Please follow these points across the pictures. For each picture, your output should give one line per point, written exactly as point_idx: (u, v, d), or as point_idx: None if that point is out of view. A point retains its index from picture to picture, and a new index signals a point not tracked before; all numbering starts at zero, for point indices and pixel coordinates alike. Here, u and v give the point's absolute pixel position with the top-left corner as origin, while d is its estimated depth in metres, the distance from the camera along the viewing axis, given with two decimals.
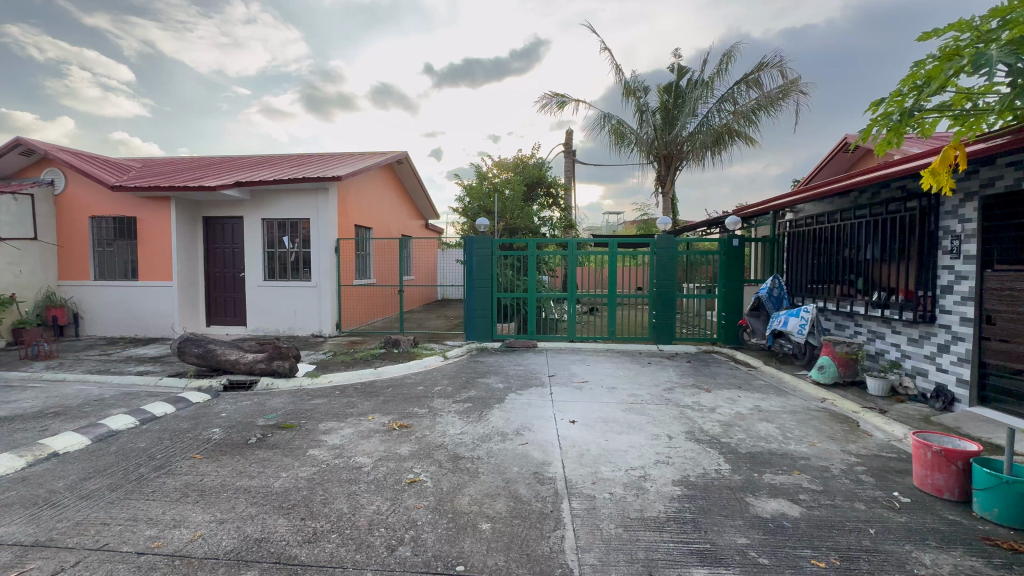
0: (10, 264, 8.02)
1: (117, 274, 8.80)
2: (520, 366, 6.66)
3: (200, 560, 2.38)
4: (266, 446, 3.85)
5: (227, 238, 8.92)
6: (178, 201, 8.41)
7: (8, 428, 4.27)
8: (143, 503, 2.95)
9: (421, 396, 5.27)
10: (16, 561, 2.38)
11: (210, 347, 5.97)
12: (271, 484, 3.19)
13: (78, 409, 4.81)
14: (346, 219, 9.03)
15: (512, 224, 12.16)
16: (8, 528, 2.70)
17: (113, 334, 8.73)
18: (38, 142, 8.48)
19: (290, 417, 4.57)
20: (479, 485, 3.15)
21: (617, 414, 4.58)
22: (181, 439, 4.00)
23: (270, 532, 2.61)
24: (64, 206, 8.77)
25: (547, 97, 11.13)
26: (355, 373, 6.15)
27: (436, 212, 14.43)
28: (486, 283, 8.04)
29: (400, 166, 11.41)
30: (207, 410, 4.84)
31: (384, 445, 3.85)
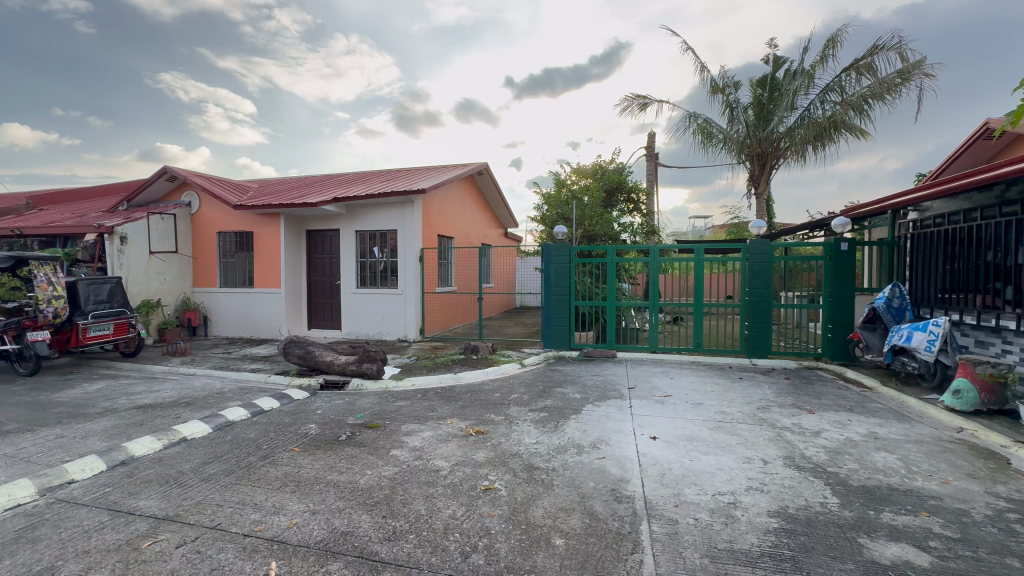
0: (157, 274, 9.46)
1: (237, 282, 10.01)
2: (598, 376, 6.49)
3: (294, 546, 2.58)
4: (354, 444, 4.11)
5: (326, 249, 9.76)
6: (286, 217, 9.37)
7: (151, 414, 5.00)
8: (250, 489, 3.27)
9: (498, 403, 5.32)
10: (151, 531, 2.75)
11: (310, 349, 6.54)
12: (357, 480, 3.38)
13: (204, 400, 5.51)
14: (429, 229, 9.47)
15: (591, 231, 11.97)
16: (146, 501, 3.13)
17: (233, 334, 9.91)
18: (180, 169, 9.94)
19: (376, 417, 4.84)
20: (553, 498, 3.08)
21: (703, 432, 4.27)
22: (283, 432, 4.41)
23: (355, 527, 2.76)
24: (198, 224, 10.17)
25: (628, 100, 10.85)
26: (436, 377, 6.38)
27: (515, 221, 14.64)
28: (564, 291, 7.96)
29: (481, 177, 11.75)
30: (305, 407, 5.29)
31: (461, 450, 3.93)
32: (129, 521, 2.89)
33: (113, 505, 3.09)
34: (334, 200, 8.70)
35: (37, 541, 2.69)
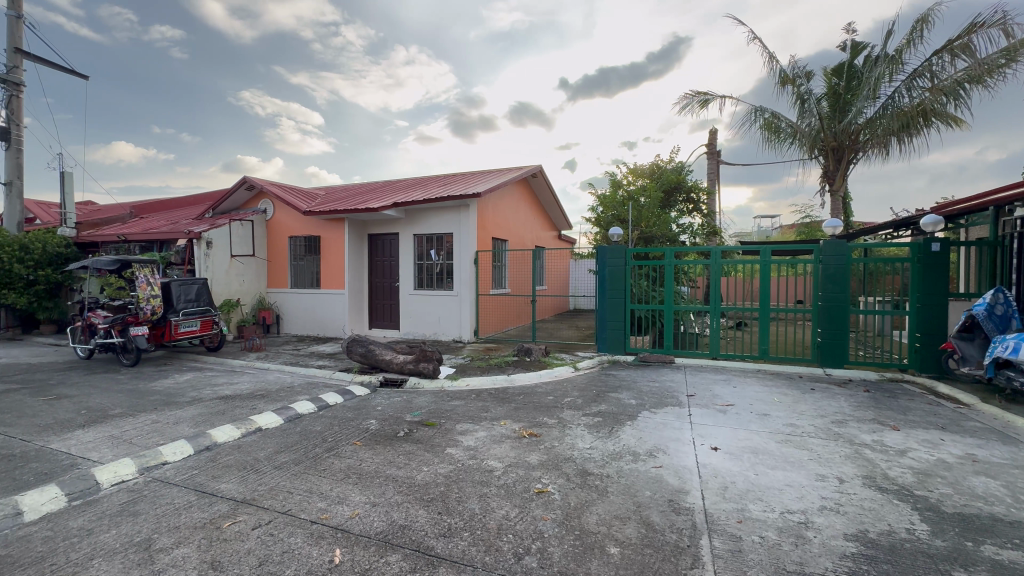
0: (237, 275, 10.29)
1: (305, 283, 10.67)
2: (655, 382, 6.29)
3: (356, 536, 2.71)
4: (411, 440, 4.25)
5: (386, 252, 10.18)
6: (350, 222, 9.87)
7: (232, 404, 5.45)
8: (316, 478, 3.48)
9: (551, 405, 5.31)
10: (231, 513, 2.99)
11: (371, 348, 6.84)
12: (414, 476, 3.50)
13: (276, 393, 5.93)
14: (484, 232, 9.62)
15: (647, 233, 11.64)
16: (226, 484, 3.41)
17: (302, 332, 10.57)
18: (257, 179, 10.77)
19: (432, 416, 4.99)
20: (608, 505, 3.03)
21: (769, 445, 4.02)
22: (346, 426, 4.64)
23: (412, 521, 2.85)
24: (272, 229, 10.95)
25: (688, 97, 10.46)
26: (490, 378, 6.46)
27: (569, 223, 14.54)
28: (620, 294, 7.78)
29: (535, 180, 11.78)
30: (366, 403, 5.54)
31: (515, 451, 3.95)
32: (212, 501, 3.16)
33: (199, 486, 3.39)
34: (394, 205, 9.06)
35: (138, 514, 3.01)
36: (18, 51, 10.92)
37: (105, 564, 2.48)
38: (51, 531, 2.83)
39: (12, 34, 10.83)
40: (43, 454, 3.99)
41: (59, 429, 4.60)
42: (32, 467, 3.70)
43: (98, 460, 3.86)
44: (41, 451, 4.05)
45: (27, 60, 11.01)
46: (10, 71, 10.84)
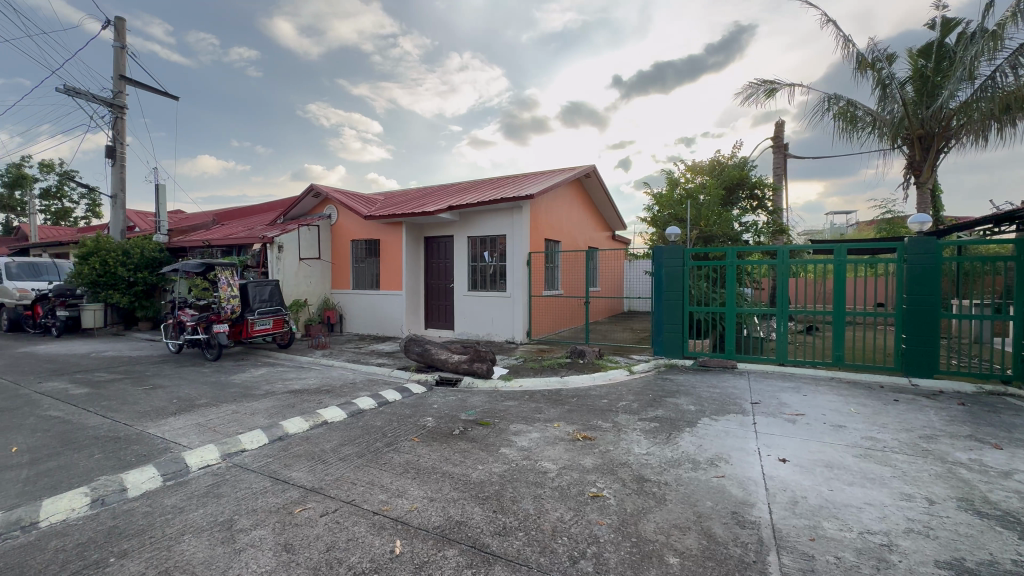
0: (305, 277, 10.97)
1: (366, 284, 11.18)
2: (715, 387, 6.01)
3: (415, 528, 2.81)
4: (466, 438, 4.34)
5: (442, 255, 10.46)
6: (407, 225, 10.23)
7: (301, 398, 5.81)
8: (377, 471, 3.63)
9: (605, 409, 5.22)
10: (301, 499, 3.20)
11: (427, 347, 7.05)
12: (470, 473, 3.56)
13: (340, 389, 6.25)
14: (537, 233, 9.64)
15: (707, 233, 11.15)
16: (296, 473, 3.64)
17: (363, 331, 11.08)
18: (323, 186, 11.42)
19: (486, 415, 5.06)
20: (666, 513, 2.93)
21: (845, 459, 3.73)
22: (404, 423, 4.81)
23: (468, 518, 2.91)
24: (336, 233, 11.57)
25: (753, 87, 9.92)
26: (543, 380, 6.46)
27: (623, 223, 14.25)
28: (677, 296, 7.52)
29: (588, 180, 11.65)
30: (423, 401, 5.72)
31: (569, 454, 3.92)
32: (285, 488, 3.39)
33: (273, 473, 3.65)
34: (449, 208, 9.28)
35: (221, 496, 3.28)
36: (121, 78, 12.27)
37: (193, 540, 2.72)
38: (149, 507, 3.15)
39: (117, 62, 12.19)
40: (142, 438, 4.44)
41: (154, 416, 5.11)
42: (133, 449, 4.14)
43: (187, 445, 4.24)
44: (140, 435, 4.52)
45: (129, 85, 12.35)
46: (115, 96, 12.20)
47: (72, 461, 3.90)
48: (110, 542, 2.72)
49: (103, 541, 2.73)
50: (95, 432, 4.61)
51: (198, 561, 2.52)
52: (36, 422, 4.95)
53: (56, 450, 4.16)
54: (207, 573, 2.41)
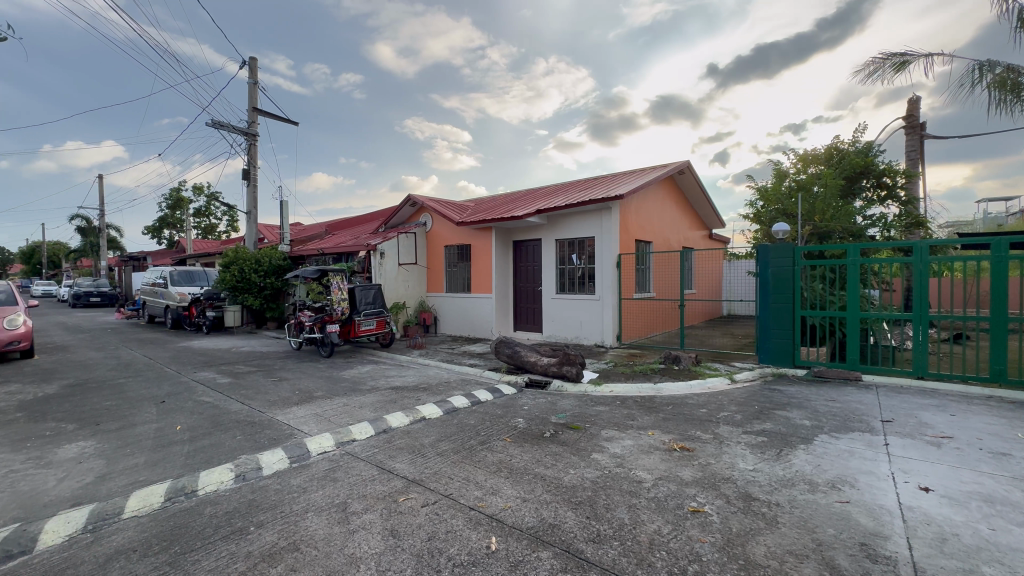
0: (403, 281, 11.76)
1: (458, 288, 11.67)
2: (835, 402, 5.36)
3: (509, 527, 2.87)
4: (557, 442, 4.34)
5: (530, 258, 10.59)
6: (497, 230, 10.51)
7: (401, 394, 6.22)
8: (472, 468, 3.77)
9: (704, 419, 4.91)
10: (404, 490, 3.42)
11: (517, 349, 7.18)
12: (562, 477, 3.56)
13: (436, 387, 6.59)
14: (627, 234, 9.36)
15: (823, 228, 10.00)
16: (399, 464, 3.91)
17: (456, 333, 11.58)
18: (419, 196, 12.17)
19: (576, 419, 5.02)
20: (779, 537, 2.67)
21: (1011, 494, 3.11)
22: (496, 422, 4.94)
23: (562, 521, 2.90)
24: (431, 239, 12.24)
25: (879, 60, 8.73)
26: (635, 386, 6.24)
27: (721, 221, 13.31)
28: (787, 299, 6.84)
29: (682, 177, 11.07)
30: (514, 402, 5.82)
31: (665, 464, 3.75)
32: (390, 477, 3.66)
33: (379, 463, 3.94)
34: (537, 212, 9.37)
35: (336, 480, 3.62)
36: (255, 110, 14.15)
37: (315, 518, 3.03)
38: (279, 485, 3.57)
39: (251, 97, 14.09)
40: (272, 424, 5.07)
41: (281, 405, 5.81)
42: (266, 433, 4.73)
43: (308, 432, 4.75)
44: (270, 421, 5.16)
45: (260, 115, 14.20)
46: (250, 126, 14.09)
47: (219, 440, 4.56)
48: (250, 512, 3.13)
49: (245, 511, 3.15)
50: (236, 416, 5.36)
51: (320, 537, 2.80)
52: (193, 405, 5.87)
53: (208, 430, 4.89)
54: (327, 549, 2.68)
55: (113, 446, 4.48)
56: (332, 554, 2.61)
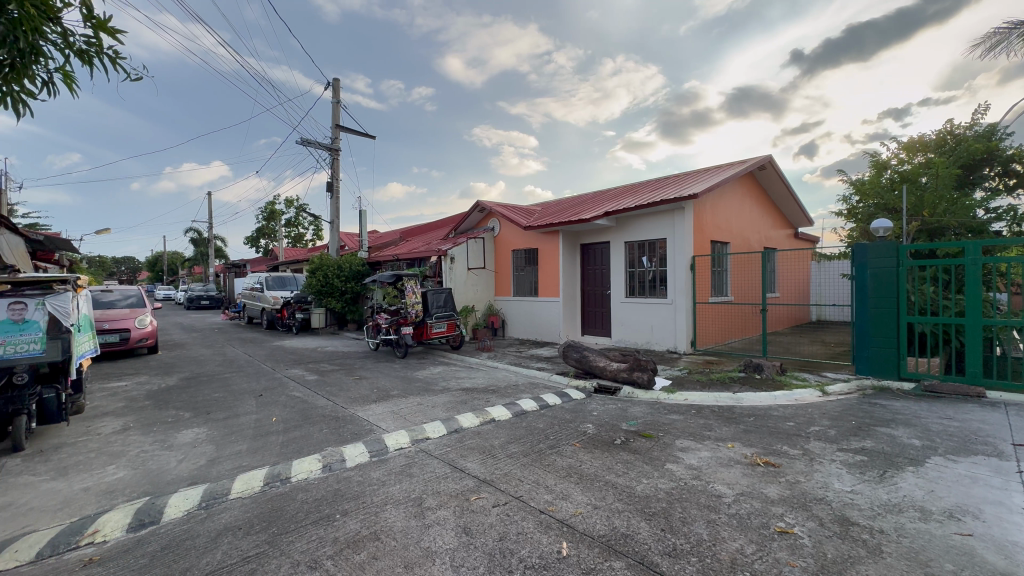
0: (473, 285, 12.08)
1: (526, 291, 11.75)
2: (952, 420, 4.73)
3: (580, 533, 2.84)
4: (629, 449, 4.22)
5: (598, 261, 10.43)
6: (564, 233, 10.48)
7: (471, 396, 6.37)
8: (542, 472, 3.77)
9: (791, 433, 4.54)
10: (476, 489, 3.50)
11: (585, 354, 7.10)
12: (634, 486, 3.45)
13: (505, 390, 6.67)
14: (701, 235, 8.93)
15: (933, 224, 8.86)
16: (471, 464, 4.01)
17: (523, 336, 11.66)
18: (487, 202, 12.45)
19: (649, 427, 4.85)
20: (883, 568, 2.40)
21: None
22: (565, 427, 4.90)
23: (635, 532, 2.82)
24: (499, 244, 12.45)
25: (1003, 31, 7.63)
26: (713, 395, 5.92)
27: (809, 219, 12.29)
28: (890, 303, 6.15)
29: (763, 173, 10.36)
30: (582, 407, 5.75)
31: (748, 479, 3.51)
32: (462, 476, 3.76)
33: (452, 462, 4.07)
34: (605, 214, 9.23)
35: (412, 475, 3.80)
36: (337, 127, 15.28)
37: (393, 510, 3.19)
38: (361, 477, 3.80)
39: (334, 115, 15.22)
40: (354, 419, 5.41)
41: (362, 402, 6.18)
42: (349, 428, 5.07)
43: (385, 429, 5.02)
44: (352, 417, 5.52)
45: (342, 132, 15.29)
46: (333, 142, 15.23)
47: (309, 432, 4.95)
48: (336, 501, 3.37)
49: (331, 499, 3.39)
50: (323, 411, 5.79)
51: (398, 529, 2.94)
52: (286, 399, 6.43)
53: (299, 422, 5.33)
54: (405, 541, 2.80)
55: (221, 433, 5.02)
56: (409, 546, 2.73)
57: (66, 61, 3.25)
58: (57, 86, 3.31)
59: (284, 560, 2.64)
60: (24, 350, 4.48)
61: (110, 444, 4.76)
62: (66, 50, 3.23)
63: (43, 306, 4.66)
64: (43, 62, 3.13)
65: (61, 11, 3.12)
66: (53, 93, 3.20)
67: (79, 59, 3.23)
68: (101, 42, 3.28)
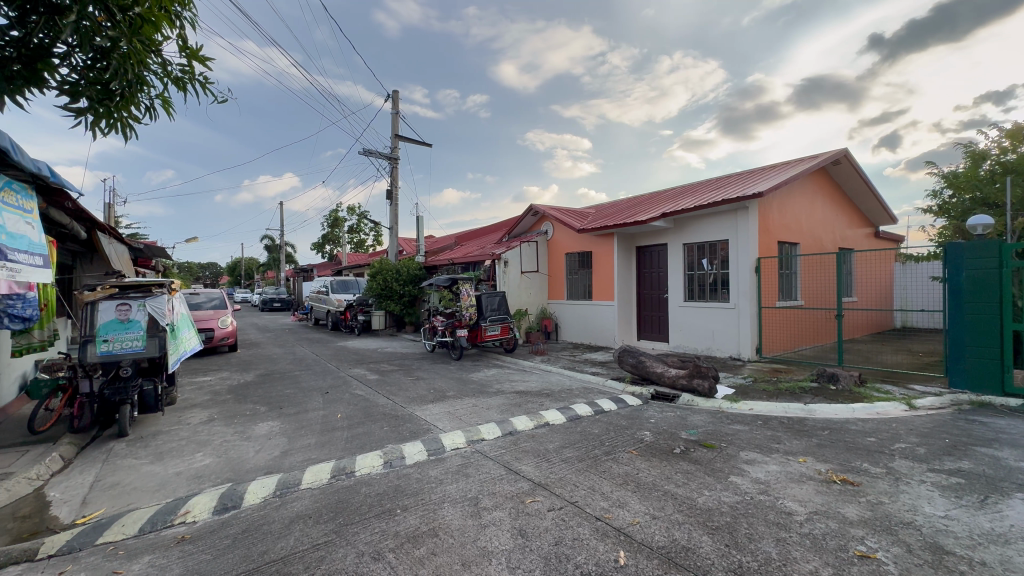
0: (526, 289, 12.13)
1: (579, 295, 11.64)
2: None
3: (638, 543, 2.76)
4: (689, 459, 4.05)
5: (655, 264, 10.14)
6: (618, 236, 10.29)
7: (525, 399, 6.40)
8: (598, 478, 3.71)
9: (872, 449, 4.18)
10: (530, 492, 3.51)
11: (641, 359, 6.92)
12: (695, 498, 3.31)
13: (558, 394, 6.64)
14: (766, 236, 8.45)
15: None
16: (525, 466, 4.03)
17: (577, 340, 11.54)
18: (540, 206, 12.49)
19: (710, 437, 4.64)
20: None
21: None
22: (621, 434, 4.80)
23: (697, 546, 2.71)
24: (551, 247, 12.42)
25: None
26: (781, 405, 5.57)
27: (892, 217, 11.26)
28: (991, 309, 5.51)
29: (837, 169, 9.63)
30: (639, 413, 5.60)
31: (822, 498, 3.27)
32: (517, 478, 3.78)
33: (506, 464, 4.10)
34: (662, 215, 8.96)
35: (469, 475, 3.87)
36: (396, 137, 15.95)
37: (450, 508, 3.27)
38: (419, 474, 3.93)
39: (393, 126, 15.87)
40: (412, 418, 5.61)
41: (419, 402, 6.39)
42: (407, 426, 5.25)
43: (442, 429, 5.15)
44: (410, 416, 5.71)
45: (401, 141, 15.92)
46: (392, 151, 15.90)
47: (370, 429, 5.18)
48: (397, 496, 3.50)
49: (392, 495, 3.53)
50: (383, 409, 6.04)
51: (456, 527, 3.00)
52: (350, 397, 6.76)
53: (362, 420, 5.59)
54: (462, 539, 2.86)
55: (293, 427, 5.38)
56: (466, 545, 2.79)
57: (164, 87, 3.65)
58: (157, 110, 3.73)
59: (350, 550, 2.78)
60: (128, 346, 5.05)
61: (197, 433, 5.23)
62: (165, 78, 3.61)
63: (144, 307, 5.21)
64: (146, 91, 3.54)
65: (162, 43, 3.50)
66: (154, 116, 3.60)
67: (175, 86, 3.60)
68: (193, 69, 3.65)
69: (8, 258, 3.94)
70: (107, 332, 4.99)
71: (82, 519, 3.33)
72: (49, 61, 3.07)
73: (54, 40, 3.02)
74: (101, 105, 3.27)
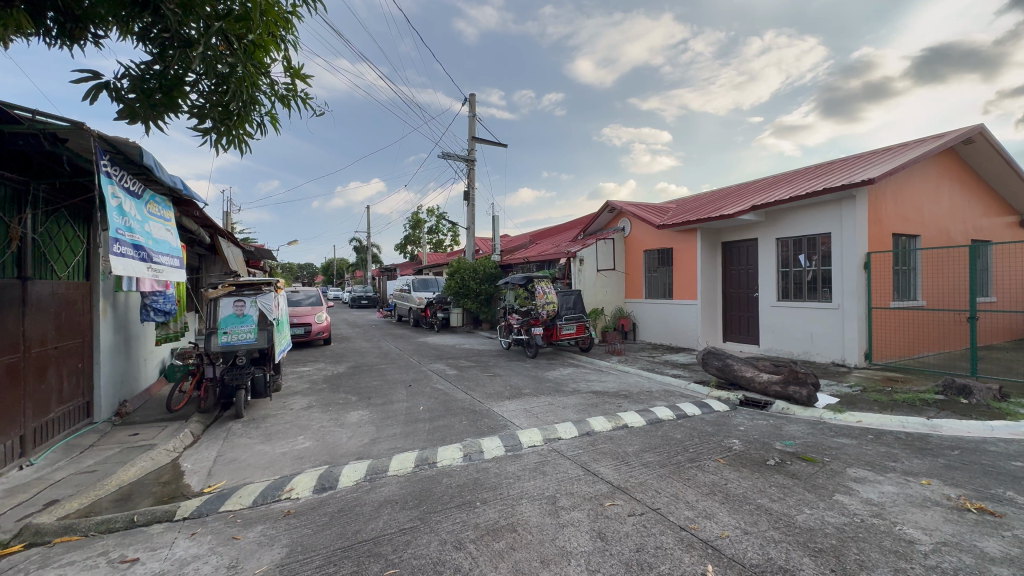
0: (602, 287, 11.88)
1: (658, 293, 11.17)
2: None
3: (729, 558, 2.59)
4: (785, 473, 3.72)
5: (743, 260, 9.45)
6: (702, 231, 9.74)
7: (602, 399, 6.28)
8: (681, 486, 3.54)
9: (1018, 475, 3.56)
10: (609, 495, 3.42)
11: (728, 362, 6.50)
12: (794, 515, 3.03)
13: (637, 395, 6.42)
14: (878, 228, 7.52)
15: None
16: (603, 468, 3.94)
17: (656, 341, 11.09)
18: (617, 202, 12.24)
19: (810, 450, 4.23)
20: None
21: None
22: (707, 440, 4.53)
23: (796, 567, 2.48)
24: (628, 244, 12.08)
25: None
26: (896, 419, 4.94)
27: None
28: None
29: (968, 150, 8.32)
30: (726, 420, 5.26)
31: (952, 527, 2.84)
32: (595, 480, 3.71)
33: (585, 464, 4.04)
34: (752, 208, 8.32)
35: (546, 473, 3.86)
36: (473, 139, 16.37)
37: (528, 506, 3.28)
38: (498, 469, 4.00)
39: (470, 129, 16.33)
40: (490, 414, 5.73)
41: (496, 398, 6.53)
42: (485, 421, 5.37)
43: (519, 425, 5.21)
44: (488, 411, 5.84)
45: (477, 143, 16.31)
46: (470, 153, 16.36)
47: (450, 423, 5.38)
48: (477, 489, 3.59)
49: (471, 487, 3.62)
50: (461, 404, 6.24)
51: (534, 525, 3.02)
52: (431, 391, 7.07)
53: (442, 413, 5.82)
54: (540, 536, 2.87)
55: (380, 417, 5.74)
56: (545, 542, 2.79)
57: (272, 105, 4.02)
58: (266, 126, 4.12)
59: (433, 537, 2.90)
60: (242, 338, 5.70)
61: (299, 418, 5.75)
62: (273, 96, 3.98)
63: (255, 304, 5.82)
64: (258, 108, 3.93)
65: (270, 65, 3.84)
66: (264, 132, 3.97)
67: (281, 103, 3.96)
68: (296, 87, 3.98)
69: (154, 260, 4.60)
70: (226, 325, 5.66)
71: (208, 488, 3.81)
72: (182, 89, 3.50)
73: (186, 71, 3.45)
74: (221, 125, 3.72)
